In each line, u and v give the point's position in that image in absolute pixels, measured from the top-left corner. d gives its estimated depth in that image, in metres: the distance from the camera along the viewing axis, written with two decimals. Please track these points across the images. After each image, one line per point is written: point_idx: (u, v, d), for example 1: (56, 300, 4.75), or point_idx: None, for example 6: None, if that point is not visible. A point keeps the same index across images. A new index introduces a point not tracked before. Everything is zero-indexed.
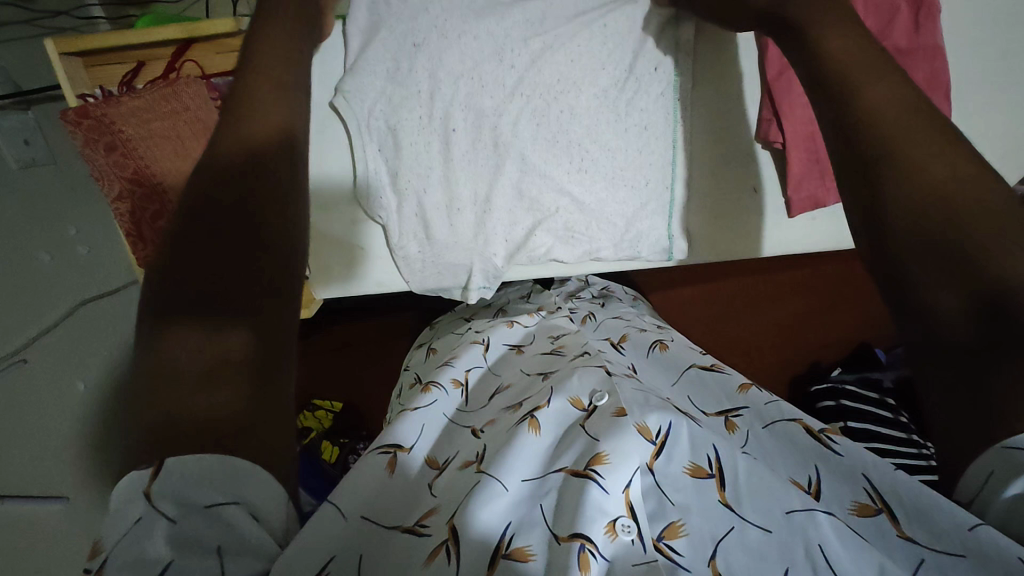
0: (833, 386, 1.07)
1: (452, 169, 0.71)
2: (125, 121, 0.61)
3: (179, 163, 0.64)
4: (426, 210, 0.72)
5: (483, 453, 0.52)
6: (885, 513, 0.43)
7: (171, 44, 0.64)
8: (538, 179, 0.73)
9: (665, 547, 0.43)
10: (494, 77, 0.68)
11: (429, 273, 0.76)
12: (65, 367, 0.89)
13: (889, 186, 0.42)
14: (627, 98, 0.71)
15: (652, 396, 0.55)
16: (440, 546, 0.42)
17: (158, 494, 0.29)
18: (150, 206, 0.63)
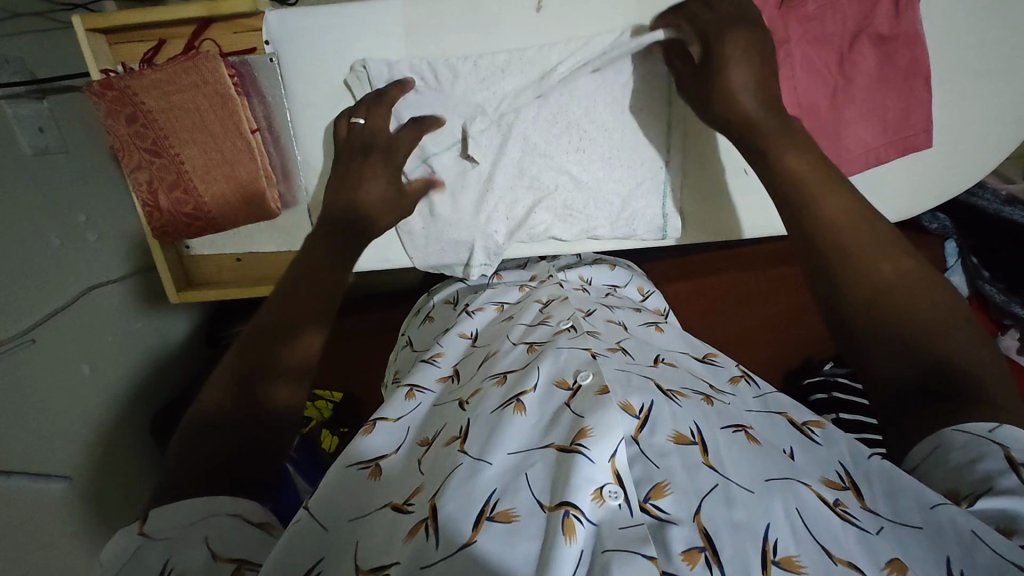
0: (827, 378, 1.08)
1: (456, 150, 0.74)
2: (145, 93, 0.64)
3: (194, 133, 0.66)
4: (432, 187, 0.75)
5: (466, 428, 0.52)
6: (851, 490, 0.45)
7: (190, 23, 0.66)
8: (539, 159, 0.76)
9: (651, 508, 0.43)
10: (498, 64, 0.71)
11: (432, 250, 0.79)
12: (64, 355, 1.00)
13: (845, 279, 0.50)
14: (625, 82, 0.73)
15: (633, 375, 0.54)
16: (420, 524, 0.43)
17: (153, 529, 0.39)
18: (166, 175, 0.68)
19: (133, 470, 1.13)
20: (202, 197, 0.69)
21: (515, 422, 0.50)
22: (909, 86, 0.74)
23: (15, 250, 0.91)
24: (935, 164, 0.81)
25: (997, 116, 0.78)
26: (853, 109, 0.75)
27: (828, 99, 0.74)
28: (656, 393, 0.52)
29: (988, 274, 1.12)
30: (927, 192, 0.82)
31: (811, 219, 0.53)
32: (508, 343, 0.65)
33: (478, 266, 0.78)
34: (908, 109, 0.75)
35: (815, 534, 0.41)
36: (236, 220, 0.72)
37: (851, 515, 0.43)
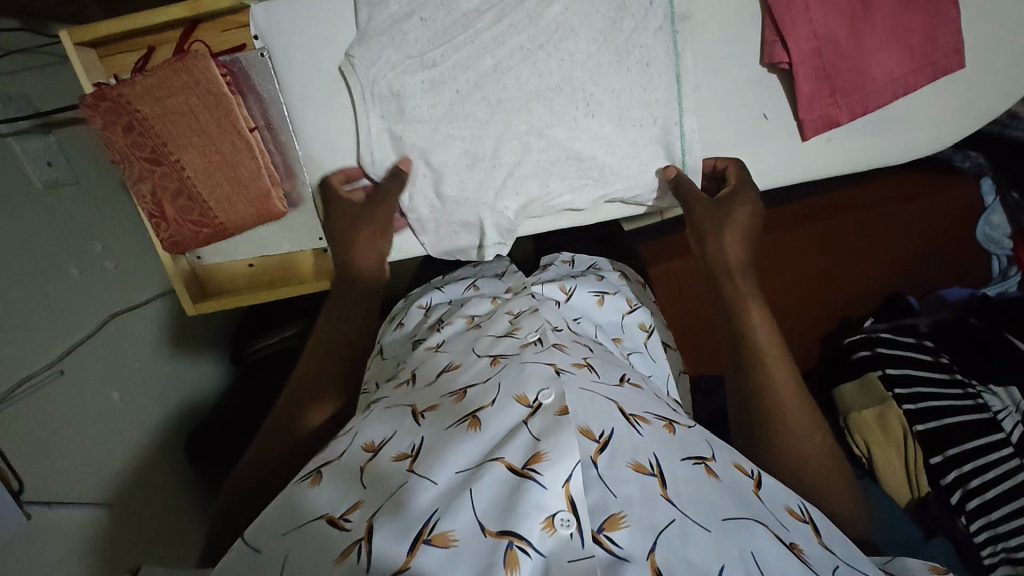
0: (868, 335, 1.06)
1: (460, 128, 0.71)
2: (140, 101, 0.61)
3: (193, 137, 0.63)
4: (437, 169, 0.72)
5: (419, 445, 0.52)
6: (810, 524, 0.53)
7: (178, 26, 0.65)
8: (547, 124, 0.72)
9: (604, 540, 0.44)
10: (494, 36, 0.67)
11: (443, 233, 0.77)
12: (92, 382, 1.00)
13: (747, 323, 0.65)
14: (627, 36, 0.69)
15: (598, 397, 0.55)
16: (354, 545, 0.44)
17: None
18: (168, 183, 0.64)
19: (171, 492, 1.15)
20: (207, 202, 0.66)
21: (469, 439, 0.51)
22: (934, 6, 0.70)
23: (36, 282, 0.92)
24: (945, 96, 0.76)
25: (1008, 36, 0.74)
26: (875, 35, 0.70)
27: (847, 27, 0.69)
28: (619, 417, 0.54)
29: None
30: (937, 127, 0.78)
31: (719, 264, 0.69)
32: (473, 356, 0.65)
33: (493, 245, 0.75)
34: (934, 32, 0.71)
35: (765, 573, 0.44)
36: (246, 226, 0.69)
37: (802, 553, 0.48)
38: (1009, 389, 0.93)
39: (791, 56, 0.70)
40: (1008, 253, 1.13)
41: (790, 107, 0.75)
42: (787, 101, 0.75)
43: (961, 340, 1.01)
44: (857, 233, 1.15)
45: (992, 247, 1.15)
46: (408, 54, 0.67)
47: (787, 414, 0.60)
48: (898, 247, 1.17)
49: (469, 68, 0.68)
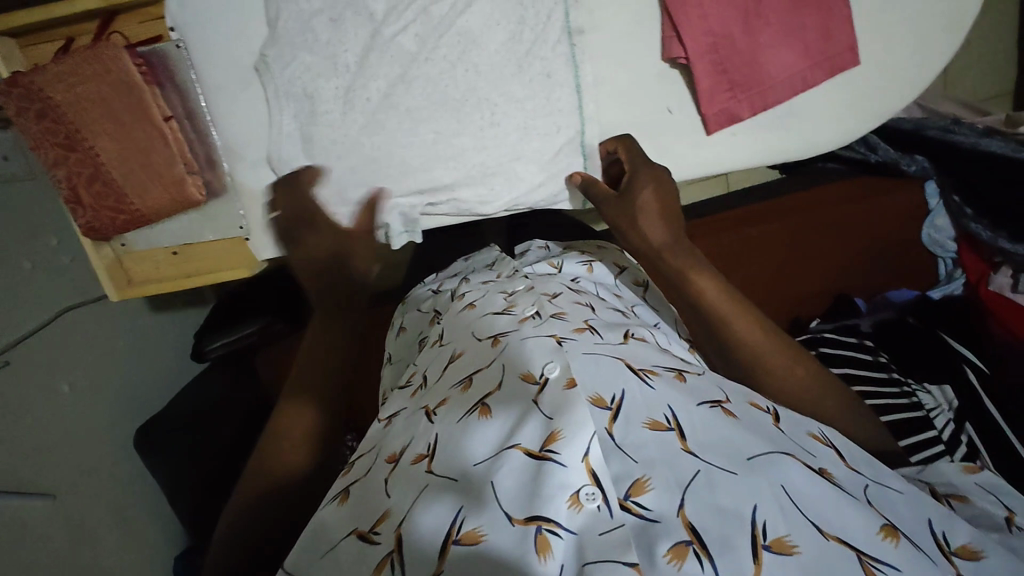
0: (812, 336, 1.06)
1: (369, 131, 0.71)
2: (52, 87, 0.60)
3: (109, 126, 0.62)
4: (340, 172, 0.71)
5: (434, 443, 0.50)
6: (834, 449, 0.52)
7: (95, 18, 0.65)
8: (453, 121, 0.73)
9: (632, 506, 0.42)
10: (400, 47, 0.69)
11: (343, 218, 0.74)
12: (41, 374, 1.01)
13: (691, 290, 0.60)
14: (527, 49, 0.72)
15: (603, 358, 0.52)
16: (386, 559, 0.43)
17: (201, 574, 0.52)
18: (83, 170, 0.63)
19: (130, 493, 1.13)
20: (124, 190, 0.65)
21: (480, 429, 0.49)
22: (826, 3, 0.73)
23: None
24: (867, 84, 0.78)
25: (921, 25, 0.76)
26: (769, 32, 0.72)
27: (741, 24, 0.72)
28: (625, 378, 0.51)
29: (972, 212, 1.08)
30: (864, 115, 0.79)
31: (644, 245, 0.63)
32: (474, 341, 0.60)
33: (398, 234, 0.75)
34: (828, 28, 0.74)
35: (803, 506, 0.43)
36: (164, 213, 0.69)
37: (835, 476, 0.48)
38: (942, 388, 0.94)
39: (687, 51, 0.72)
40: (953, 255, 1.17)
41: (693, 101, 0.77)
42: (689, 95, 0.77)
43: (905, 339, 1.02)
44: (828, 228, 1.17)
45: (936, 250, 1.19)
46: (323, 58, 0.67)
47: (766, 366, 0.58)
48: (862, 241, 1.18)
49: (377, 74, 0.69)
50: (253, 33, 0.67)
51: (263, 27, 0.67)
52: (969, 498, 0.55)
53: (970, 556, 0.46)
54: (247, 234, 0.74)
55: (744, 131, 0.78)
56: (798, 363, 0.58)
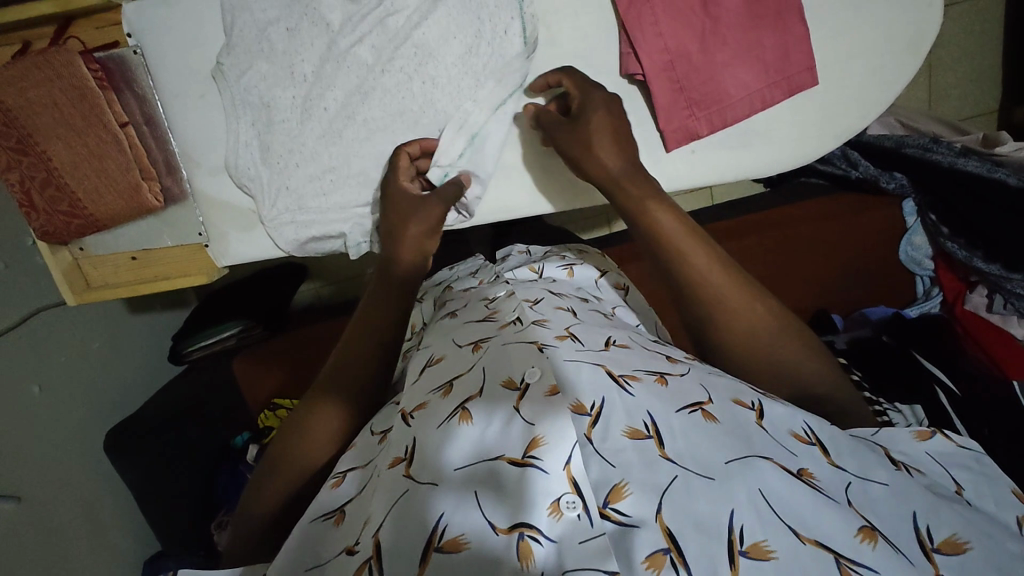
0: None
1: (325, 142, 0.71)
2: (5, 92, 0.61)
3: (61, 130, 0.63)
4: (297, 183, 0.72)
5: (412, 448, 0.48)
6: (817, 445, 0.47)
7: (53, 23, 0.65)
8: (409, 132, 0.72)
9: (611, 513, 0.41)
10: (356, 58, 0.69)
11: (302, 228, 0.73)
12: (14, 376, 0.99)
13: (655, 217, 0.59)
14: (485, 63, 0.72)
15: (586, 363, 0.50)
16: (364, 564, 0.42)
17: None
18: (35, 175, 0.64)
19: (98, 496, 1.12)
20: (77, 193, 0.65)
21: (460, 433, 0.47)
22: (784, 24, 0.73)
23: None
24: (834, 101, 0.77)
25: (888, 44, 0.76)
26: (726, 50, 0.73)
27: (698, 42, 0.72)
28: (606, 381, 0.49)
29: (948, 231, 1.09)
30: (829, 133, 0.78)
31: (603, 167, 0.63)
32: (453, 347, 0.58)
33: (357, 243, 0.75)
34: (787, 48, 0.74)
35: (777, 510, 0.41)
36: (119, 219, 0.69)
37: (814, 476, 0.44)
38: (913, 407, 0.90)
39: (643, 68, 0.73)
40: (930, 274, 1.16)
41: (653, 116, 0.75)
42: (647, 110, 0.75)
43: (877, 360, 1.02)
44: (812, 241, 1.15)
45: (914, 268, 1.17)
46: (279, 68, 0.68)
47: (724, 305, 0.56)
48: (849, 255, 1.18)
49: (336, 87, 0.70)
50: (211, 41, 0.67)
51: (220, 33, 0.67)
52: (925, 470, 0.49)
53: (952, 551, 0.41)
54: (207, 241, 0.74)
55: (705, 147, 0.77)
56: (761, 304, 0.57)
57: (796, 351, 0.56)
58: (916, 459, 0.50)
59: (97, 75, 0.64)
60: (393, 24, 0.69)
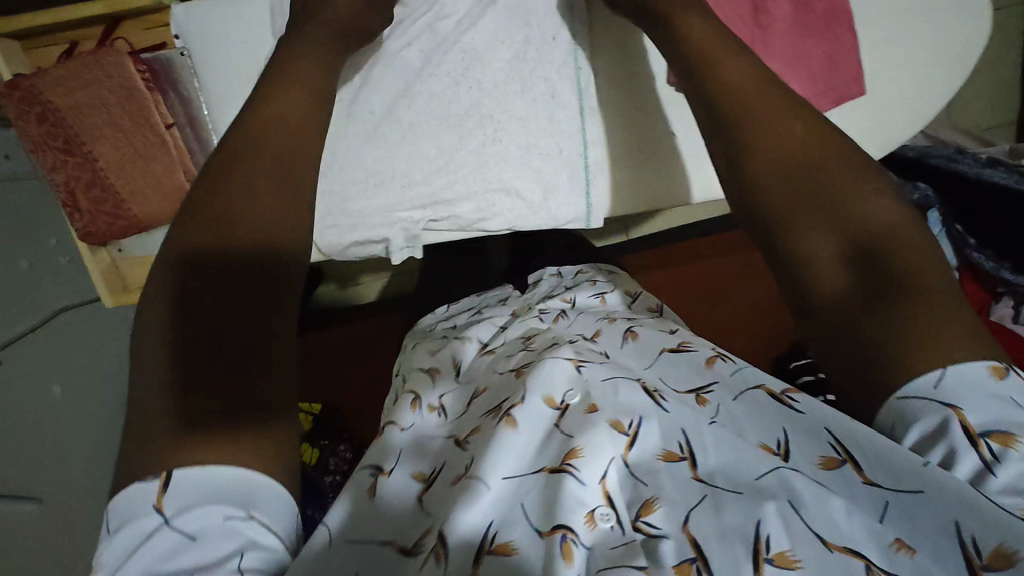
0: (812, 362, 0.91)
1: (372, 141, 0.73)
2: (53, 91, 0.61)
3: (108, 131, 0.64)
4: (340, 184, 0.73)
5: (467, 467, 0.43)
6: (850, 463, 0.37)
7: (100, 23, 0.66)
8: (454, 133, 0.74)
9: (643, 526, 0.38)
10: (405, 60, 0.72)
11: (346, 236, 0.73)
12: None
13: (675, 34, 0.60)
14: (531, 70, 0.74)
15: (622, 380, 0.45)
16: (430, 553, 0.38)
17: (166, 504, 0.34)
18: (82, 174, 0.64)
19: None
20: (119, 193, 0.65)
21: (505, 441, 0.41)
22: (831, 32, 0.73)
23: None
24: (874, 111, 0.76)
25: (924, 56, 0.76)
26: (775, 61, 0.72)
27: (747, 49, 0.72)
28: (643, 398, 0.43)
29: (975, 241, 1.07)
30: (872, 143, 0.77)
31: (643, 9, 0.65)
32: (496, 376, 0.55)
33: (398, 249, 0.74)
34: (834, 55, 0.73)
35: (806, 520, 0.35)
36: (159, 222, 0.68)
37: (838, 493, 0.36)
38: None
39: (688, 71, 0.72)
40: (954, 285, 1.12)
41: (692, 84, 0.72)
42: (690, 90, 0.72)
43: None
44: None
45: None
46: None
47: (759, 113, 0.50)
48: None
49: (386, 91, 0.72)
50: (252, 42, 0.67)
51: (268, 38, 0.66)
52: (1017, 437, 0.34)
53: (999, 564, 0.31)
54: None
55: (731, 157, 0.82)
56: (794, 120, 0.50)
57: (838, 170, 0.46)
58: (999, 424, 0.35)
59: (143, 74, 0.64)
60: (445, 32, 0.73)
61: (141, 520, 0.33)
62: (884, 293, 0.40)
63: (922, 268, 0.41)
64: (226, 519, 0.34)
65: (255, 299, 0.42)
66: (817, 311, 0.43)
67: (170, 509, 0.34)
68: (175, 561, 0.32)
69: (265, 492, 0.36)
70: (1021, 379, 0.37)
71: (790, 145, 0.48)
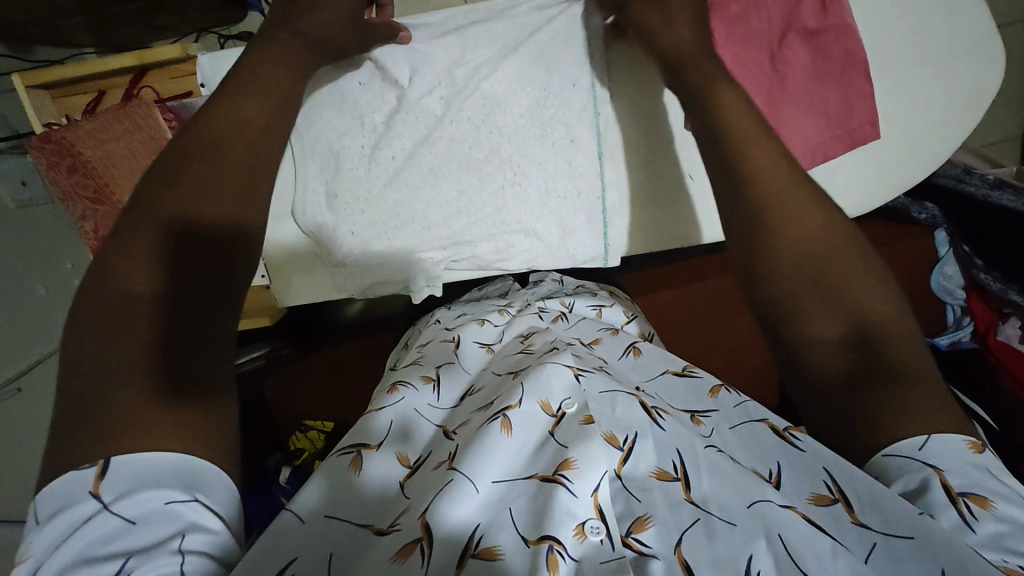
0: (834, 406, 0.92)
1: (393, 187, 0.76)
2: (84, 143, 0.63)
3: (135, 179, 0.67)
4: (366, 227, 0.76)
5: (455, 450, 0.48)
6: (841, 502, 0.40)
7: (127, 72, 0.68)
8: (475, 179, 0.77)
9: (633, 543, 0.41)
10: (426, 108, 0.74)
11: (370, 275, 0.78)
12: None
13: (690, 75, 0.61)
14: (551, 113, 0.76)
15: (620, 394, 0.50)
16: (413, 544, 0.40)
17: (103, 490, 0.32)
18: (109, 222, 0.67)
19: None
20: None
21: (500, 444, 0.46)
22: (847, 78, 0.74)
23: (13, 296, 0.95)
24: (884, 155, 0.79)
25: (940, 97, 0.77)
26: (791, 107, 0.74)
27: (764, 97, 0.74)
28: (640, 415, 0.48)
29: (982, 262, 1.09)
30: (885, 185, 0.80)
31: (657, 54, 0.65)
32: (493, 376, 0.61)
33: (421, 289, 0.77)
34: (849, 102, 0.75)
35: (798, 559, 0.38)
36: None
37: (831, 532, 0.39)
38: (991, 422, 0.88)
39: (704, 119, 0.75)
40: (962, 303, 1.15)
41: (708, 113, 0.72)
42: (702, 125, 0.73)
43: None
44: None
45: (946, 298, 1.16)
46: (350, 118, 0.74)
47: (778, 199, 0.50)
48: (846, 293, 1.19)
49: (407, 137, 0.75)
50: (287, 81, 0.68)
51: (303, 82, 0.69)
52: (991, 501, 0.39)
53: None
54: (268, 283, 0.79)
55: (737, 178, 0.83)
56: (811, 204, 0.50)
57: (847, 261, 0.47)
58: (974, 488, 0.39)
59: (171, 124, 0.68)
60: (462, 76, 0.74)
61: (74, 507, 0.32)
62: (884, 381, 0.42)
63: (913, 359, 0.44)
64: (168, 504, 0.33)
65: (209, 289, 0.40)
66: (823, 391, 0.44)
67: (107, 492, 0.32)
68: (117, 547, 0.31)
69: (210, 478, 0.35)
70: (989, 452, 0.42)
71: (804, 232, 0.48)
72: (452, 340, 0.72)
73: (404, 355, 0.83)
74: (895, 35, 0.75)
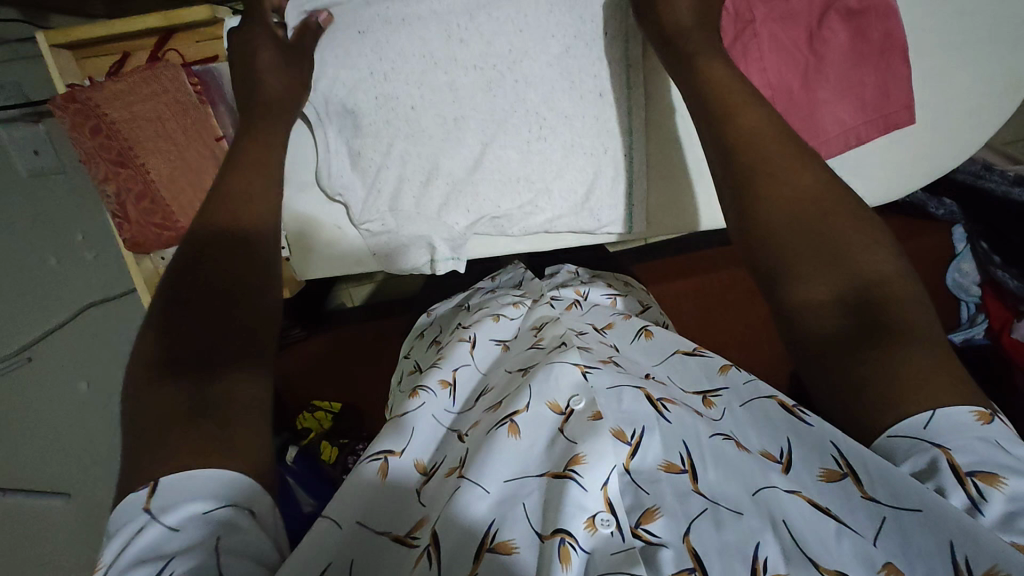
0: None
1: (413, 146, 0.76)
2: (109, 105, 0.65)
3: (158, 143, 0.68)
4: (394, 188, 0.78)
5: (465, 457, 0.47)
6: (851, 477, 0.38)
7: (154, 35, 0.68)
8: (501, 137, 0.77)
9: (643, 533, 0.40)
10: (449, 56, 0.73)
11: (392, 244, 0.79)
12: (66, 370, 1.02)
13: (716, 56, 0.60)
14: (584, 64, 0.74)
15: (626, 387, 0.47)
16: (423, 553, 0.41)
17: (152, 506, 0.35)
18: (133, 186, 0.68)
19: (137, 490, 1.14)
20: (170, 206, 0.70)
21: (506, 446, 0.45)
22: (885, 61, 0.73)
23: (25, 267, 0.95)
24: (912, 147, 0.79)
25: (968, 88, 0.77)
26: (827, 88, 0.74)
27: (799, 79, 0.74)
28: (646, 407, 0.46)
29: (999, 260, 1.07)
30: (916, 174, 0.80)
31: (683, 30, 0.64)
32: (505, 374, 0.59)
33: (446, 259, 0.79)
34: (886, 86, 0.74)
35: (804, 545, 0.36)
36: None
37: (840, 516, 0.38)
38: None
39: None
40: (976, 301, 1.14)
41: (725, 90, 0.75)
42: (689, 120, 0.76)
43: None
44: None
45: (961, 295, 1.16)
46: (371, 79, 0.73)
47: (772, 165, 0.50)
48: None
49: (418, 83, 0.73)
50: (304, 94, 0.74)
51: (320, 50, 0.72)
52: (1001, 478, 0.36)
53: None
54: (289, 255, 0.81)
55: None
56: (804, 171, 0.50)
57: (846, 226, 0.46)
58: (985, 466, 0.36)
59: (195, 87, 0.68)
60: (481, 24, 0.72)
61: (130, 522, 0.34)
62: (876, 341, 0.41)
63: (916, 320, 0.42)
64: (206, 513, 0.35)
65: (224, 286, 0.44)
66: (814, 348, 0.43)
67: (155, 507, 0.34)
68: (159, 551, 0.33)
69: (242, 486, 0.37)
70: (1003, 423, 0.39)
71: (808, 191, 0.48)
72: (466, 338, 0.66)
73: (422, 342, 0.82)
74: (925, 25, 0.74)
